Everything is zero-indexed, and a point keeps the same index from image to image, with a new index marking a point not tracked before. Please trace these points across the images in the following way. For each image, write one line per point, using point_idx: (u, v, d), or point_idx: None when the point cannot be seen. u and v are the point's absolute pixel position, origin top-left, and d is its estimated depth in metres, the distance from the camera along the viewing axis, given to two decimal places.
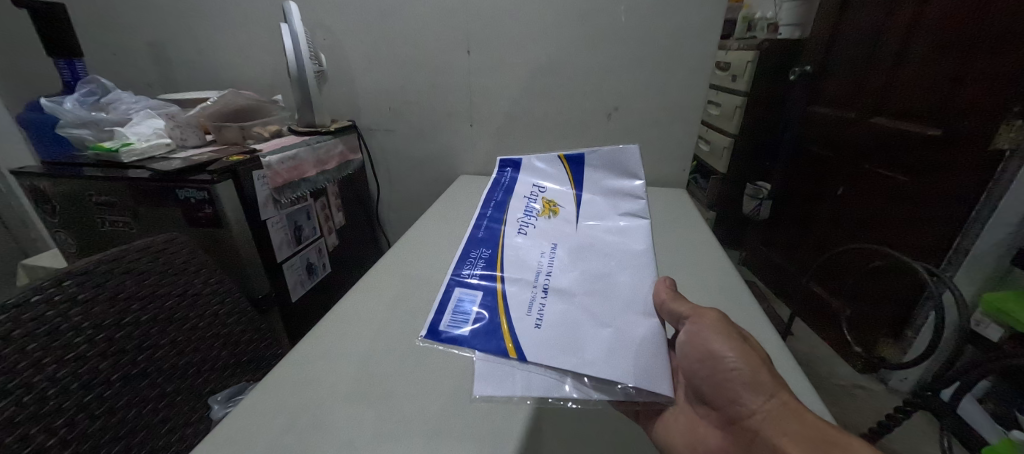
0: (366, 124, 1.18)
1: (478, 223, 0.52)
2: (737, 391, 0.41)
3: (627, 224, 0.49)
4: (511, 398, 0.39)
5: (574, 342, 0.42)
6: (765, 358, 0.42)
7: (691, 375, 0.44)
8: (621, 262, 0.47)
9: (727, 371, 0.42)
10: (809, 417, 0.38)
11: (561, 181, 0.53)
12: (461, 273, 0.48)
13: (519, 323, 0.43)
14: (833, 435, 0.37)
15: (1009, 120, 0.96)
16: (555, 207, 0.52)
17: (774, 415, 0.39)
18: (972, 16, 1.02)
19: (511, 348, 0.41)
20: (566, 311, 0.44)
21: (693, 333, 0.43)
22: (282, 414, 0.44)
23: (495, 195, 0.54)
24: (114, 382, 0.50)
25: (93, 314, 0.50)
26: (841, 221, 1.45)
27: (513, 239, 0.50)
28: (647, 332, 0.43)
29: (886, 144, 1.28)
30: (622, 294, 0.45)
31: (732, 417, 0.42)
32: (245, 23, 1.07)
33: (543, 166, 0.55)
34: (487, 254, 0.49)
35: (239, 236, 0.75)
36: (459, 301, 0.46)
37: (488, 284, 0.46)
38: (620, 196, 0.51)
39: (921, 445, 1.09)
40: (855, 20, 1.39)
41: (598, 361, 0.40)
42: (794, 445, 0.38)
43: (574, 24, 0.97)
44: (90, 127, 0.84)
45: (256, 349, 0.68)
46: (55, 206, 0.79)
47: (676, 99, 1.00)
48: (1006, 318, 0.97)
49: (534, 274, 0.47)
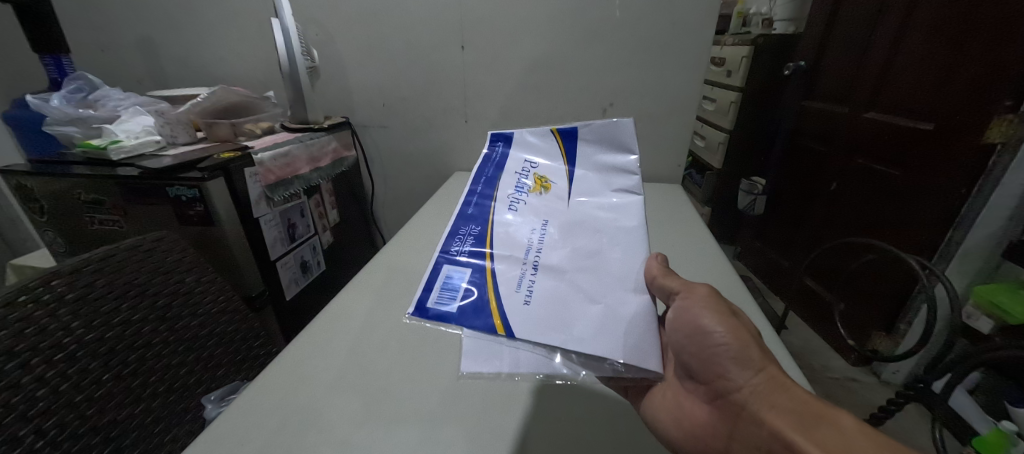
0: (360, 121, 1.17)
1: (467, 199, 0.50)
2: (725, 365, 0.41)
3: (621, 200, 0.47)
4: (499, 374, 0.41)
5: (562, 319, 0.42)
6: (753, 333, 0.42)
7: (680, 350, 0.43)
8: (613, 239, 0.46)
9: (715, 346, 0.41)
10: (795, 391, 0.38)
11: (553, 157, 0.50)
12: (449, 250, 0.47)
13: (507, 300, 0.43)
14: (820, 409, 0.37)
15: (1000, 115, 0.97)
16: (547, 183, 0.49)
17: (762, 389, 0.39)
18: (965, 10, 1.03)
19: (499, 325, 0.41)
20: (556, 288, 0.44)
21: (683, 309, 0.43)
22: (275, 414, 0.43)
23: (485, 170, 0.51)
24: (105, 382, 0.49)
25: (81, 313, 0.49)
26: (834, 215, 1.46)
27: (503, 216, 0.48)
28: (636, 310, 0.42)
29: (879, 138, 1.28)
30: (613, 271, 0.44)
31: (719, 391, 0.42)
32: (236, 19, 1.06)
33: (535, 139, 0.51)
34: (476, 230, 0.48)
35: (231, 234, 0.74)
36: (448, 278, 0.45)
37: (477, 262, 0.46)
38: (612, 172, 0.48)
39: (913, 436, 1.10)
40: (849, 15, 1.39)
41: (587, 338, 0.40)
42: (781, 419, 0.38)
43: (569, 18, 0.97)
44: (78, 124, 0.83)
45: (250, 348, 0.67)
46: (43, 205, 0.78)
47: (671, 94, 1.00)
48: (998, 311, 0.98)
49: (524, 250, 0.46)
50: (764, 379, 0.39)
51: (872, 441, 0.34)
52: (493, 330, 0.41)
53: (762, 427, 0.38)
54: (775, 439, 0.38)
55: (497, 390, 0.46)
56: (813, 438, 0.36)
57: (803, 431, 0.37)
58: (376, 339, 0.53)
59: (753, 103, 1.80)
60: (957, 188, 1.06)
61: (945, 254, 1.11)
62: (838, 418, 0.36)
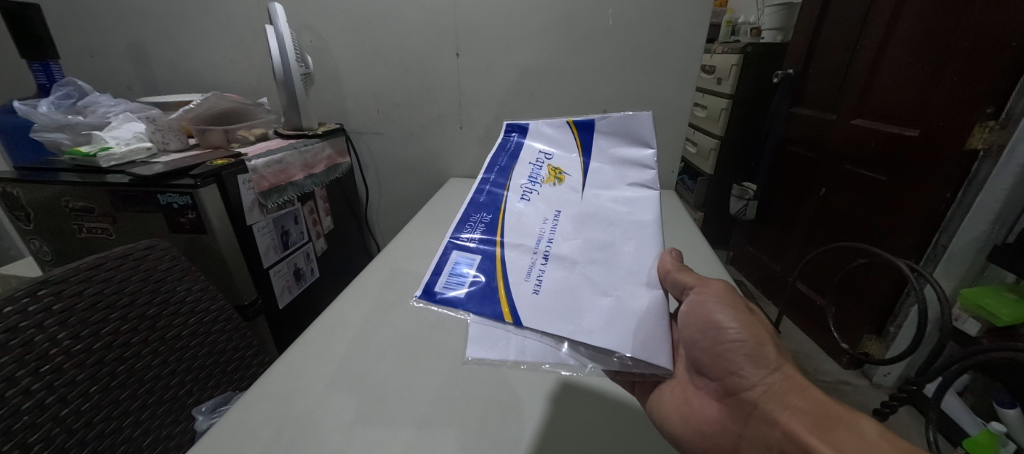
0: (354, 127, 1.16)
1: (480, 187, 0.48)
2: (737, 363, 0.41)
3: (635, 194, 0.46)
4: (503, 362, 0.40)
5: (572, 309, 0.41)
6: (767, 330, 0.42)
7: (691, 346, 0.44)
8: (626, 232, 0.45)
9: (729, 342, 0.42)
10: (812, 392, 0.39)
11: (568, 148, 0.49)
12: (459, 236, 0.45)
13: (517, 288, 0.42)
14: (837, 412, 0.37)
15: (982, 122, 1.00)
16: (561, 175, 0.48)
17: (776, 388, 0.40)
18: (946, 19, 1.05)
19: (507, 313, 0.41)
20: (567, 279, 0.43)
21: (697, 303, 0.43)
22: (270, 426, 0.43)
23: (498, 160, 0.49)
24: (93, 395, 0.48)
25: (70, 323, 0.48)
26: (823, 220, 1.48)
27: (515, 205, 0.47)
28: (648, 304, 0.42)
29: (865, 145, 1.31)
30: (624, 264, 0.44)
31: (730, 388, 0.42)
32: (229, 25, 1.05)
33: (551, 131, 0.50)
34: (488, 218, 0.46)
35: (224, 243, 0.73)
36: (456, 264, 0.44)
37: (486, 248, 0.44)
38: (628, 166, 0.47)
39: (906, 439, 1.11)
40: (834, 24, 1.42)
41: (596, 330, 0.40)
42: (795, 419, 0.38)
43: (563, 26, 0.97)
44: (67, 130, 0.81)
45: (242, 358, 0.66)
46: (29, 213, 0.76)
47: (663, 101, 1.02)
48: (984, 313, 1.00)
49: (534, 240, 0.45)
50: (779, 378, 0.40)
51: (890, 445, 0.34)
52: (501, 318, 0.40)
53: (776, 428, 0.39)
54: (788, 439, 0.38)
55: (496, 399, 0.46)
56: (828, 439, 0.36)
57: (818, 433, 0.36)
58: (373, 348, 0.52)
59: (743, 110, 1.83)
60: (943, 192, 1.09)
61: (932, 258, 1.13)
62: (857, 420, 0.36)
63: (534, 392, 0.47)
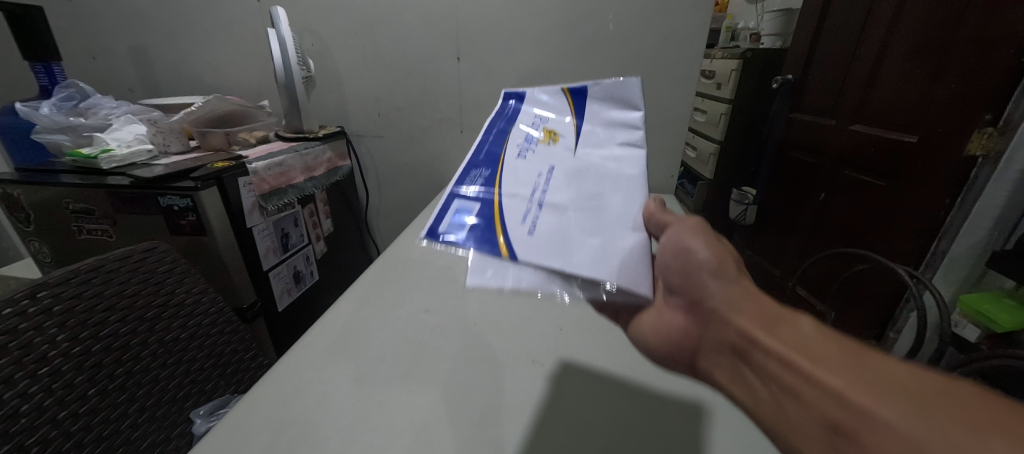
0: (355, 130, 1.17)
1: (479, 147, 0.47)
2: (700, 276, 0.40)
3: (625, 152, 0.45)
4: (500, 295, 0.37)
5: (563, 247, 0.39)
6: (737, 255, 0.41)
7: (663, 272, 0.43)
8: (615, 184, 0.43)
9: (696, 263, 0.40)
10: (770, 300, 0.37)
11: (561, 112, 0.48)
12: (459, 186, 0.44)
13: (513, 229, 0.39)
14: (793, 316, 0.36)
15: (981, 128, 1.00)
16: (557, 135, 0.47)
17: (734, 298, 0.38)
18: (945, 26, 1.06)
19: (502, 247, 0.38)
20: (558, 222, 0.40)
21: (672, 233, 0.42)
22: (268, 430, 0.42)
23: (495, 124, 0.50)
24: (91, 397, 0.48)
25: (68, 326, 0.48)
26: (822, 225, 1.48)
27: (513, 162, 0.45)
28: (635, 244, 0.40)
29: (864, 150, 1.31)
30: (614, 212, 0.42)
31: (692, 300, 0.40)
32: (231, 28, 1.06)
33: (546, 98, 0.50)
34: (486, 173, 0.45)
35: (224, 245, 0.73)
36: (457, 211, 0.42)
37: (486, 196, 0.42)
38: (620, 127, 0.46)
39: None
40: (833, 30, 1.43)
41: (585, 264, 0.37)
42: (748, 320, 0.37)
43: (564, 31, 0.98)
44: (68, 132, 0.81)
45: (240, 361, 0.66)
46: (30, 215, 0.76)
47: (663, 106, 1.02)
48: (984, 319, 1.00)
49: (529, 190, 0.43)
50: (739, 288, 0.38)
51: (839, 347, 0.33)
52: (495, 250, 0.38)
53: (733, 332, 0.37)
54: (743, 341, 0.36)
55: (495, 403, 0.45)
56: (777, 337, 0.35)
57: (767, 330, 0.35)
58: (371, 351, 0.52)
59: (743, 115, 1.83)
60: (942, 197, 1.09)
61: (931, 263, 1.13)
62: (802, 320, 0.36)
63: (533, 396, 0.46)
